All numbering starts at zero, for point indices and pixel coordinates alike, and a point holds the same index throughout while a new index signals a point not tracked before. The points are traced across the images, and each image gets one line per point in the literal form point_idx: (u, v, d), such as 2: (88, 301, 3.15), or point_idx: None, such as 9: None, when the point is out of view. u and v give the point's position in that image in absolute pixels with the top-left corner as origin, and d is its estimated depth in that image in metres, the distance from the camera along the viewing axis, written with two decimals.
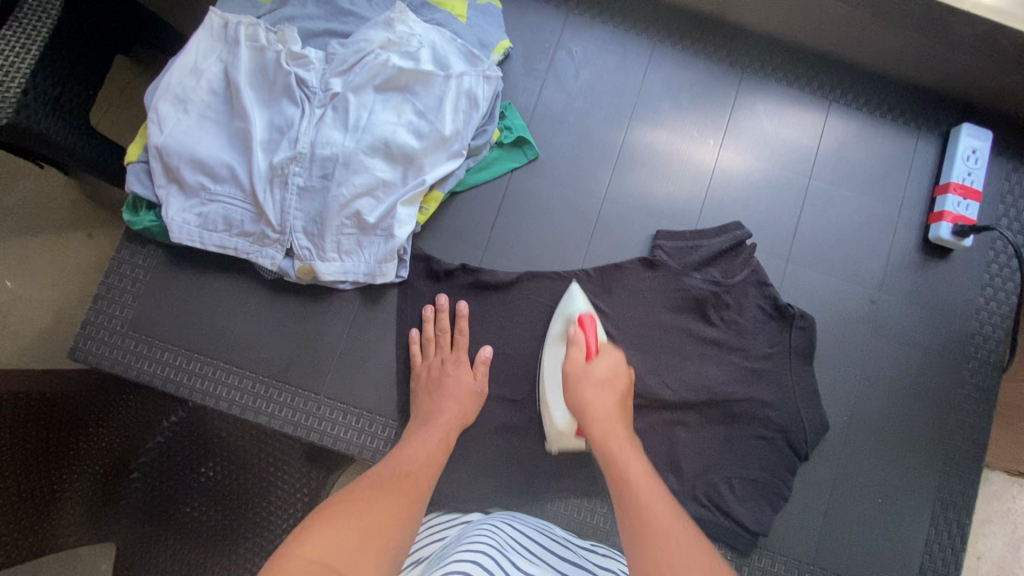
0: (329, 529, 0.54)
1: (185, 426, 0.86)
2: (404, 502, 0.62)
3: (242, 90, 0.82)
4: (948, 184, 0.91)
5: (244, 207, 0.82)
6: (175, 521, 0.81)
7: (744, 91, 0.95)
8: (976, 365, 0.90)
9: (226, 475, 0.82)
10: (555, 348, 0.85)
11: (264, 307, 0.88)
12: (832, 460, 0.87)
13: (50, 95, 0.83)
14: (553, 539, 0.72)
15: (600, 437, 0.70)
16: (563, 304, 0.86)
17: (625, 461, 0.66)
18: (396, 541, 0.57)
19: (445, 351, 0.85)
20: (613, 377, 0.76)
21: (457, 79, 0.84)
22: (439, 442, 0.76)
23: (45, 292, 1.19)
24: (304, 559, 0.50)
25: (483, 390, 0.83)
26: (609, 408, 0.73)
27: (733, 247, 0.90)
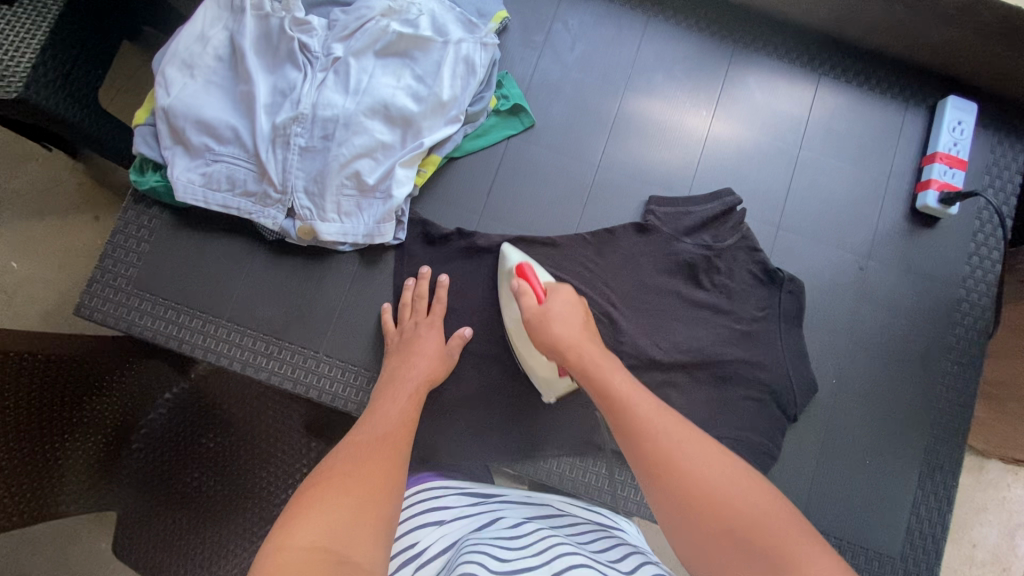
0: (319, 517, 0.53)
1: (184, 398, 0.86)
2: (389, 469, 0.62)
3: (246, 55, 0.85)
4: (934, 154, 0.93)
5: (247, 166, 0.84)
6: (177, 493, 0.81)
7: (736, 65, 0.97)
8: (963, 332, 0.92)
9: (225, 446, 0.83)
10: (510, 307, 0.86)
11: (265, 267, 0.90)
12: (821, 423, 0.89)
13: (60, 71, 0.86)
14: (531, 504, 0.74)
15: (577, 365, 0.71)
16: (501, 266, 0.87)
17: (606, 375, 0.68)
18: (389, 514, 0.57)
19: (420, 317, 0.86)
20: (569, 308, 0.77)
21: (455, 46, 0.87)
22: (411, 398, 0.76)
23: (50, 274, 1.21)
24: (302, 549, 0.49)
25: (453, 356, 0.84)
26: (580, 334, 0.74)
27: (723, 213, 0.92)
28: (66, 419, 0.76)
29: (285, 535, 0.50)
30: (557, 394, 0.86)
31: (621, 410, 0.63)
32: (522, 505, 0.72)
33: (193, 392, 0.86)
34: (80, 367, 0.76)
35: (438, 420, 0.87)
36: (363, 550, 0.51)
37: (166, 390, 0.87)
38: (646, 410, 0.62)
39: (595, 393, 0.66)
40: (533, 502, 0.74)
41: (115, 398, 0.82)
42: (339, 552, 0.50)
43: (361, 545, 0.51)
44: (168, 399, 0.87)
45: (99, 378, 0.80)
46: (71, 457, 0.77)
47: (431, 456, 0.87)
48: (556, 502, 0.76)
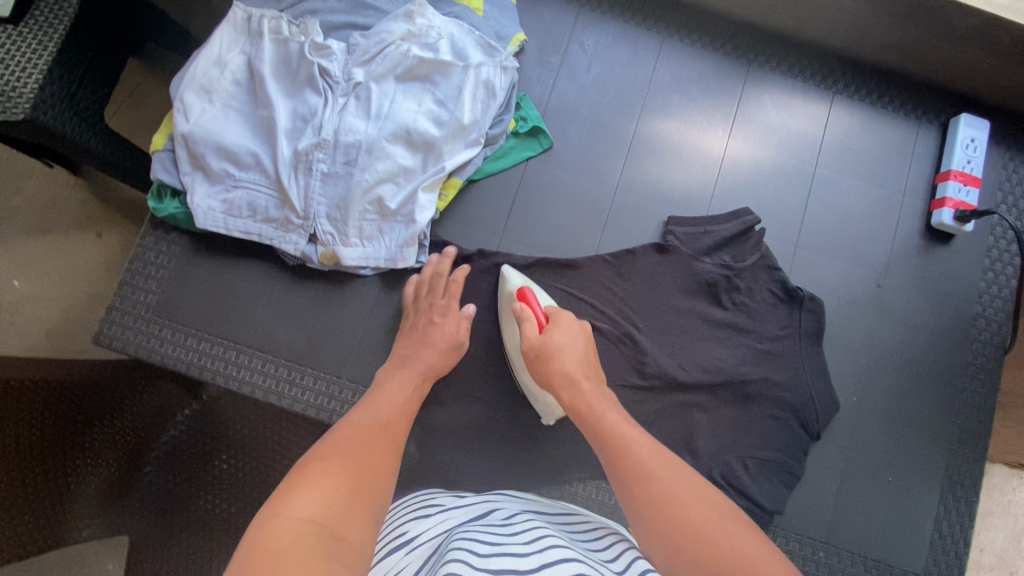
0: (313, 493, 0.56)
1: (198, 419, 0.89)
2: (383, 457, 0.65)
3: (266, 80, 0.85)
4: (948, 171, 0.94)
5: (269, 193, 0.84)
6: (191, 511, 0.83)
7: (750, 84, 0.98)
8: (979, 347, 0.93)
9: (238, 468, 0.85)
10: (510, 327, 0.87)
11: (286, 293, 0.90)
12: (842, 440, 0.90)
13: (67, 91, 0.85)
14: (528, 503, 0.72)
15: (570, 405, 0.73)
16: (501, 289, 0.88)
17: (600, 413, 0.71)
18: (379, 497, 0.61)
19: (436, 297, 0.85)
20: (569, 339, 0.79)
21: (475, 70, 0.87)
22: (413, 385, 0.78)
23: (52, 291, 1.20)
24: (297, 520, 0.52)
25: (463, 343, 0.84)
26: (577, 365, 0.76)
27: (741, 232, 0.92)
28: (79, 437, 0.76)
29: (283, 506, 0.54)
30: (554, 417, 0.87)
31: (619, 453, 0.66)
32: (516, 501, 0.72)
33: (205, 414, 0.90)
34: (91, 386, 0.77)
35: (463, 444, 0.88)
36: (355, 530, 0.55)
37: (179, 410, 0.90)
38: (643, 455, 0.65)
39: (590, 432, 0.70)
40: (526, 499, 0.73)
41: (125, 420, 0.83)
42: (330, 528, 0.53)
43: (352, 524, 0.55)
44: (181, 418, 0.89)
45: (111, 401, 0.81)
46: (84, 479, 0.77)
47: (457, 479, 0.86)
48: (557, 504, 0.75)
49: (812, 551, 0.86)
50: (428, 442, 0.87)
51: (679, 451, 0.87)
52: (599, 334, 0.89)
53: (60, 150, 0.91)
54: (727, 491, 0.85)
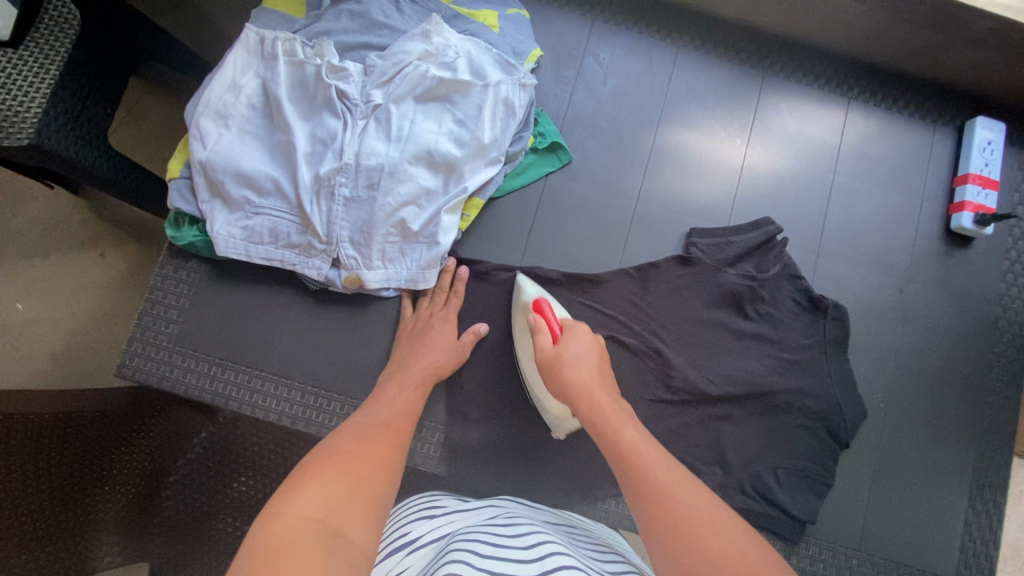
0: (317, 492, 0.55)
1: (214, 442, 0.94)
2: (384, 457, 0.64)
3: (283, 104, 0.84)
4: (966, 175, 0.94)
5: (290, 218, 0.83)
6: (211, 532, 0.89)
7: (766, 92, 0.98)
8: (1002, 349, 0.93)
9: (258, 489, 0.91)
10: (523, 340, 0.87)
11: (309, 318, 0.89)
12: (870, 446, 0.90)
13: (70, 114, 0.83)
14: (533, 513, 0.72)
15: (587, 417, 0.70)
16: (517, 298, 0.87)
17: (616, 427, 0.67)
18: (383, 496, 0.59)
19: (436, 309, 0.87)
20: (585, 350, 0.76)
21: (495, 88, 0.86)
22: (414, 389, 0.78)
23: (56, 314, 1.17)
24: (300, 517, 0.51)
25: (462, 352, 0.85)
26: (592, 379, 0.73)
27: (764, 242, 0.92)
28: (101, 472, 0.81)
29: (285, 503, 0.53)
30: (565, 431, 0.86)
31: (635, 469, 0.62)
32: (520, 507, 0.73)
33: (222, 437, 0.94)
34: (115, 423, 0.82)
35: (494, 463, 0.87)
36: (359, 526, 0.53)
37: (196, 434, 0.94)
38: (660, 471, 0.62)
39: (607, 447, 0.66)
40: (530, 508, 0.74)
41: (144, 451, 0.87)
42: (335, 524, 0.52)
43: (355, 519, 0.54)
44: (200, 442, 0.94)
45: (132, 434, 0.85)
46: (105, 510, 0.83)
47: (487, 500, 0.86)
48: (567, 517, 0.76)
49: (845, 559, 0.86)
50: (457, 463, 0.87)
51: (709, 465, 0.86)
52: (626, 350, 0.89)
53: (64, 174, 0.89)
54: (759, 503, 0.85)
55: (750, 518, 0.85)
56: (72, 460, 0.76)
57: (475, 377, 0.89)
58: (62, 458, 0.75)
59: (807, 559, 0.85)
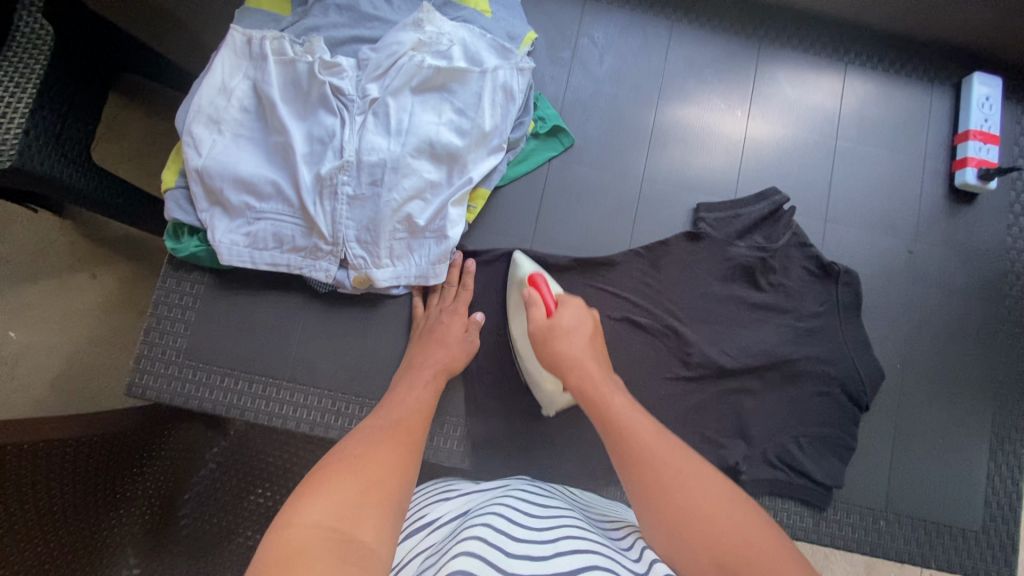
0: (326, 497, 0.53)
1: (229, 456, 0.95)
2: (396, 459, 0.61)
3: (277, 104, 0.81)
4: (967, 132, 0.94)
5: (294, 221, 0.82)
6: (230, 550, 0.87)
7: (763, 62, 0.97)
8: (1013, 302, 0.93)
9: (275, 498, 0.91)
10: (518, 316, 0.87)
11: (319, 321, 0.87)
12: (890, 408, 0.90)
13: (51, 132, 0.80)
14: (552, 492, 0.71)
15: (576, 383, 0.72)
16: (513, 274, 0.87)
17: (606, 396, 0.69)
18: (397, 497, 0.57)
19: (447, 302, 0.86)
20: (578, 323, 0.77)
21: (492, 74, 0.84)
22: (428, 387, 0.76)
23: (51, 340, 1.14)
24: (310, 528, 0.49)
25: (472, 343, 0.84)
26: (583, 352, 0.74)
27: (772, 213, 0.91)
28: (115, 491, 0.81)
29: (294, 513, 0.51)
30: (556, 407, 0.86)
31: (623, 435, 0.64)
32: (538, 486, 0.72)
33: (236, 449, 0.95)
34: (125, 440, 0.82)
35: (518, 452, 0.87)
36: (369, 529, 0.51)
37: (211, 449, 0.96)
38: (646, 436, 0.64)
39: (594, 414, 0.68)
40: (545, 487, 0.73)
41: (159, 467, 0.88)
42: (344, 530, 0.50)
43: (367, 526, 0.52)
44: (215, 457, 0.95)
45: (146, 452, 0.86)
46: (121, 534, 0.81)
47: None
48: (583, 496, 0.75)
49: (873, 521, 0.87)
50: (482, 456, 0.86)
51: (733, 438, 0.86)
52: (641, 330, 0.88)
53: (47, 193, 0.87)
54: (784, 472, 0.85)
55: (777, 487, 0.85)
56: (79, 478, 0.75)
57: (492, 368, 0.88)
58: (82, 476, 0.76)
59: (836, 524, 0.86)
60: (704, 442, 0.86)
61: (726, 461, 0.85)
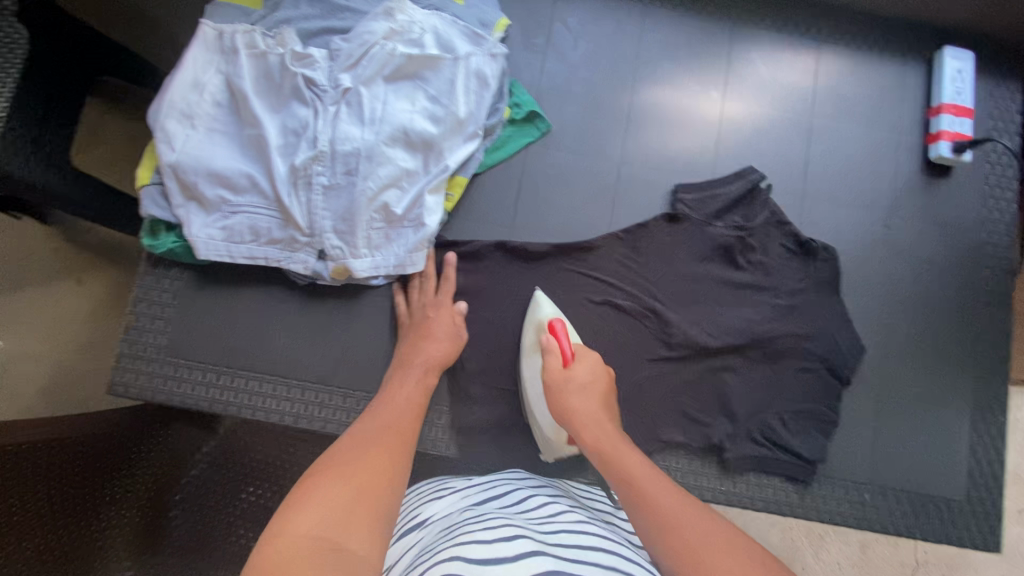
0: (317, 505, 0.52)
1: (218, 454, 0.92)
2: (390, 461, 0.61)
3: (249, 97, 0.81)
4: (941, 106, 0.95)
5: (270, 213, 0.81)
6: (224, 548, 0.84)
7: (737, 43, 0.97)
8: (990, 273, 0.94)
9: (266, 496, 0.88)
10: (531, 358, 0.84)
11: (300, 313, 0.87)
12: (872, 381, 0.91)
13: (28, 136, 0.80)
14: (541, 486, 0.72)
15: (591, 440, 0.69)
16: (531, 314, 0.86)
17: (622, 454, 0.65)
18: (387, 499, 0.56)
19: (426, 296, 0.86)
20: (593, 379, 0.76)
21: (465, 60, 0.85)
22: (421, 392, 0.76)
23: (38, 348, 1.13)
24: (305, 535, 0.49)
25: (461, 334, 0.84)
26: (596, 411, 0.72)
27: (748, 192, 0.92)
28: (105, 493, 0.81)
29: (284, 521, 0.50)
30: (556, 455, 0.84)
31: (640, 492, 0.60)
32: (527, 481, 0.73)
33: (224, 448, 0.92)
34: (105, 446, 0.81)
35: (503, 438, 0.87)
36: (360, 536, 0.51)
37: (198, 449, 0.92)
38: (666, 493, 0.59)
39: (609, 472, 0.64)
40: (533, 481, 0.74)
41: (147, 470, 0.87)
42: (334, 538, 0.49)
43: (360, 529, 0.51)
44: (202, 456, 0.91)
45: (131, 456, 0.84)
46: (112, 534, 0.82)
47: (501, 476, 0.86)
48: (570, 490, 0.76)
49: (858, 494, 0.88)
50: (467, 443, 0.86)
51: (717, 416, 0.87)
52: (622, 312, 0.89)
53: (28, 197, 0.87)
54: (768, 448, 0.86)
55: (761, 464, 0.85)
56: (62, 482, 0.75)
57: (473, 355, 0.88)
58: (55, 477, 0.74)
59: (821, 498, 0.87)
60: (688, 421, 0.86)
61: (710, 439, 0.85)
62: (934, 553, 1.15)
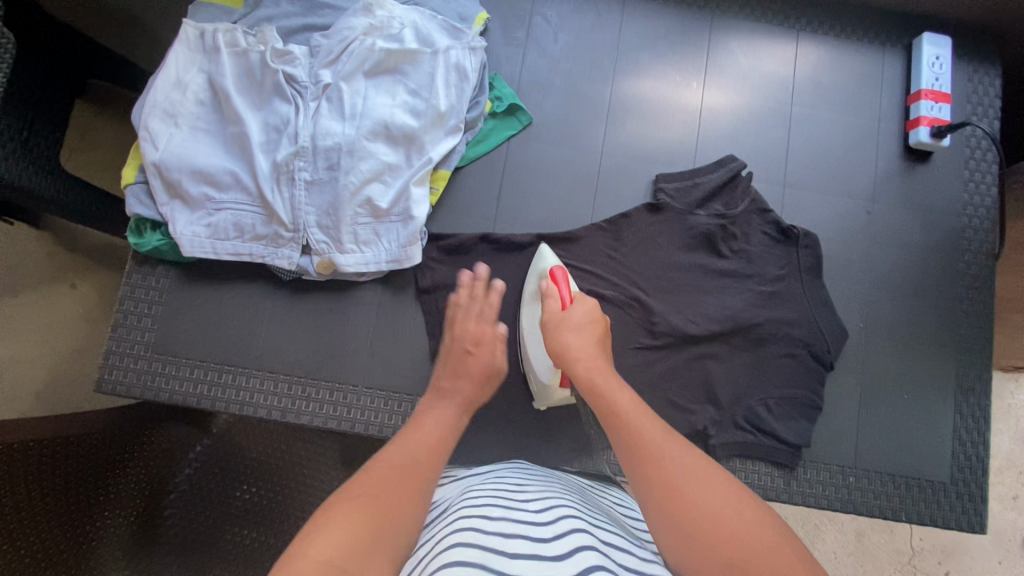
0: (338, 530, 0.46)
1: (211, 454, 0.89)
2: (418, 493, 0.54)
3: (231, 95, 0.82)
4: (919, 92, 0.96)
5: (253, 209, 0.82)
6: (221, 548, 0.82)
7: (716, 33, 0.98)
8: (971, 257, 0.95)
9: (261, 495, 0.86)
10: (531, 307, 0.85)
11: (286, 309, 0.88)
12: (855, 366, 0.91)
13: (18, 139, 0.81)
14: (540, 473, 0.74)
15: (582, 374, 0.68)
16: (535, 265, 0.87)
17: (611, 390, 0.64)
18: (405, 530, 0.50)
19: (482, 322, 0.79)
20: (591, 322, 0.75)
21: (444, 54, 0.86)
22: (458, 417, 0.68)
23: (34, 352, 1.13)
24: (319, 564, 0.43)
25: (501, 368, 0.76)
26: (591, 348, 0.71)
27: (730, 180, 0.93)
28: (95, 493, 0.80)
29: (297, 547, 0.44)
30: (547, 402, 0.85)
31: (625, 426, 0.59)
32: (524, 468, 0.75)
33: (216, 448, 0.90)
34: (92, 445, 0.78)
35: (489, 429, 0.87)
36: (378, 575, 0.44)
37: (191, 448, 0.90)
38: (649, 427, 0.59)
39: (597, 405, 0.64)
40: (530, 467, 0.76)
41: (138, 470, 0.85)
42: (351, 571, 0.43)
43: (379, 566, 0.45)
44: (195, 457, 0.89)
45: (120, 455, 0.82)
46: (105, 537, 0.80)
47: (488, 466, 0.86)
48: (562, 476, 0.77)
49: (843, 478, 0.88)
50: None
51: (701, 403, 0.88)
52: (605, 302, 0.89)
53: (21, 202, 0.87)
54: (753, 434, 0.87)
55: (745, 449, 0.86)
56: (48, 482, 0.73)
57: None
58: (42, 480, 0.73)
59: (806, 482, 0.87)
60: (673, 409, 0.87)
61: (695, 426, 0.86)
62: (929, 540, 1.16)
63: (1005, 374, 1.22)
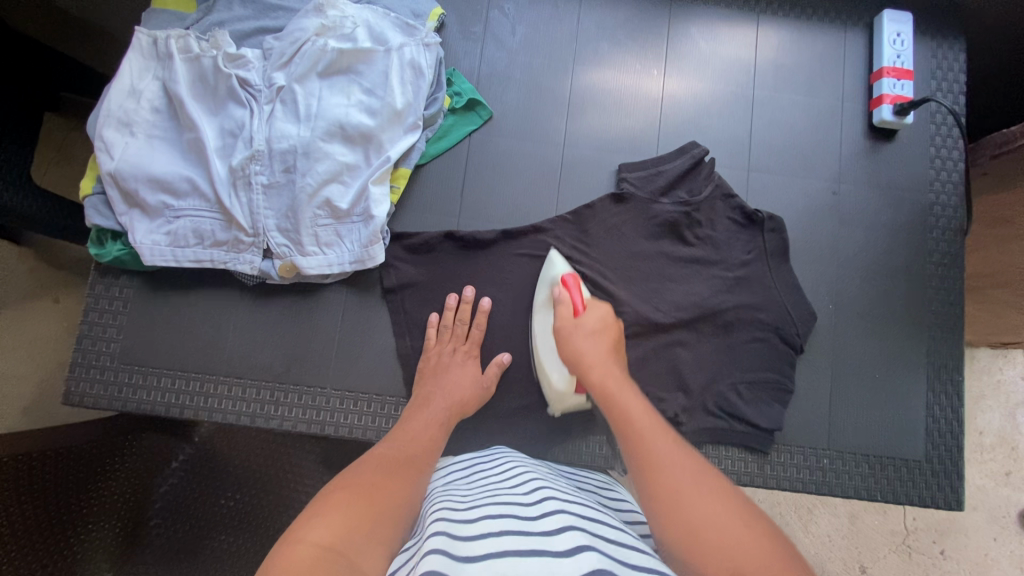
0: (331, 518, 0.51)
1: (194, 461, 0.86)
2: (404, 487, 0.60)
3: (185, 100, 0.81)
4: (881, 70, 0.95)
5: (212, 216, 0.82)
6: (207, 554, 0.81)
7: (676, 19, 0.97)
8: (940, 234, 0.94)
9: (246, 502, 0.83)
10: (542, 314, 0.86)
11: (253, 313, 0.88)
12: (826, 348, 0.91)
13: None
14: (523, 459, 0.75)
15: (597, 379, 0.70)
16: (544, 272, 0.87)
17: (624, 399, 0.66)
18: (396, 514, 0.56)
19: (459, 342, 0.85)
20: (602, 328, 0.77)
21: (398, 51, 0.85)
22: (439, 425, 0.74)
23: (18, 369, 1.12)
24: (315, 547, 0.47)
25: (488, 387, 0.83)
26: (602, 355, 0.73)
27: (693, 166, 0.92)
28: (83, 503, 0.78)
29: (298, 532, 0.49)
30: (563, 409, 0.84)
31: (634, 432, 0.61)
32: (504, 454, 0.75)
33: (201, 454, 0.86)
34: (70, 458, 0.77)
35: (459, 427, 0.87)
36: (371, 558, 0.49)
37: (175, 457, 0.87)
38: (656, 435, 0.60)
39: (609, 409, 0.65)
40: (514, 454, 0.76)
41: (120, 481, 0.82)
42: (344, 555, 0.47)
43: (370, 550, 0.49)
44: (179, 465, 0.86)
45: (99, 467, 0.80)
46: (92, 547, 0.78)
47: None
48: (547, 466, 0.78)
49: (817, 460, 0.88)
50: None
51: (671, 391, 0.87)
52: None
53: None
54: (724, 420, 0.86)
55: (717, 435, 0.86)
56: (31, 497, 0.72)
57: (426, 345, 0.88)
58: (28, 492, 0.72)
59: (780, 466, 0.87)
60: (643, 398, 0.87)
61: (665, 414, 0.86)
62: (923, 520, 1.15)
63: (994, 351, 1.22)
